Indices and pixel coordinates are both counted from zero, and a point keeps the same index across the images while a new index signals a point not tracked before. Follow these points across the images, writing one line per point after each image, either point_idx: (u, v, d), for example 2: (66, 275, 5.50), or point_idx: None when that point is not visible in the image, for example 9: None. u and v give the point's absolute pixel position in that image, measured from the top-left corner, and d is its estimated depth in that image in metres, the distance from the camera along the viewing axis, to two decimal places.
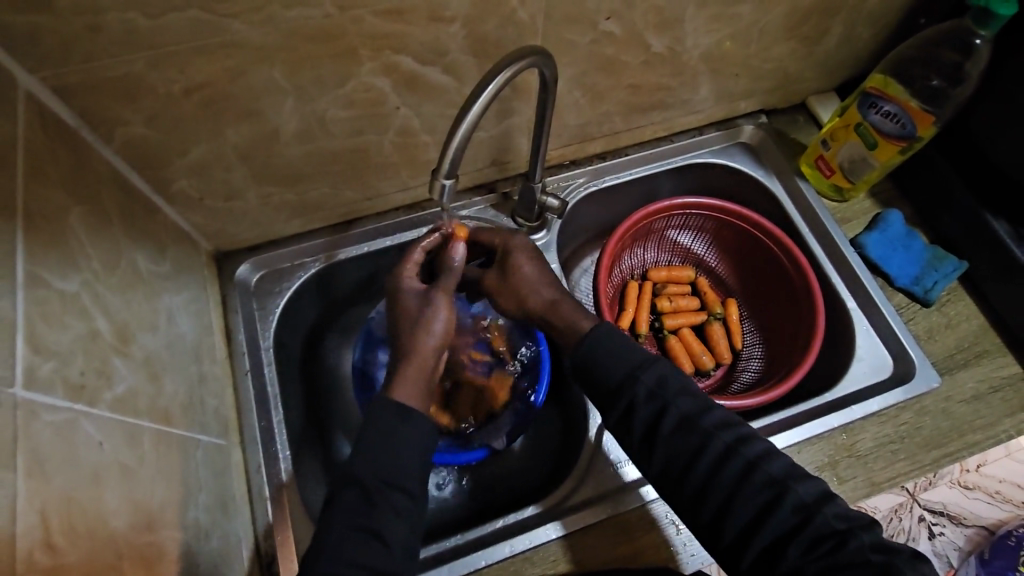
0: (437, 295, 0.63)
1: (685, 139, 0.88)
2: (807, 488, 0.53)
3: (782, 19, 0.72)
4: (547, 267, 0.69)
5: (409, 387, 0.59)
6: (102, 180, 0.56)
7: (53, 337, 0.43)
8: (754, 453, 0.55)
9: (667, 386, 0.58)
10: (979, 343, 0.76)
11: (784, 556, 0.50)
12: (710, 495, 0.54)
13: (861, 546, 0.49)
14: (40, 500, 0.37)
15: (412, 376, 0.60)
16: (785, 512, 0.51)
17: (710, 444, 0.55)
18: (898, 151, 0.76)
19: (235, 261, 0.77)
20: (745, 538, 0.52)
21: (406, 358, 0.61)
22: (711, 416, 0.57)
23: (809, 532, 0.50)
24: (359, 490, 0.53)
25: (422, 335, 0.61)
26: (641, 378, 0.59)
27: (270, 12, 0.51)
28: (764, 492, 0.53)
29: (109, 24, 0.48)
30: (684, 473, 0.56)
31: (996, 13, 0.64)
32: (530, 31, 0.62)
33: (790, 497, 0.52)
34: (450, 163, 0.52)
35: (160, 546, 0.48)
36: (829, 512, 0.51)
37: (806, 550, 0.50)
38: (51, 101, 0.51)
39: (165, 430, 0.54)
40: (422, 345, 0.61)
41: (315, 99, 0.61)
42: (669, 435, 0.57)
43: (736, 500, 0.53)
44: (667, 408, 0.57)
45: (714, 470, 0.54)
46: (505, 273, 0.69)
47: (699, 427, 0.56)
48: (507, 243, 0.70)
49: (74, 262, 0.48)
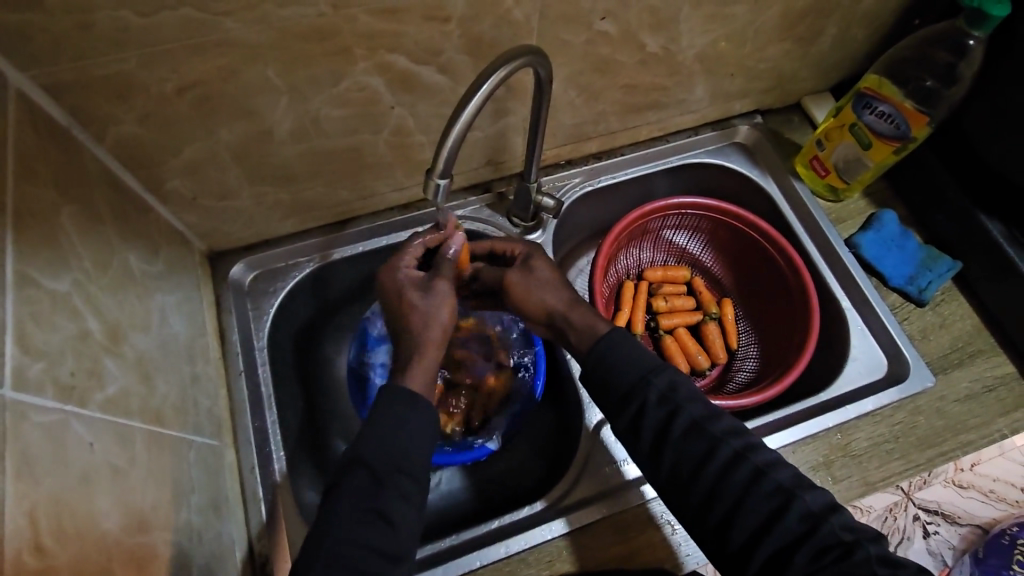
0: (441, 283, 0.62)
1: (681, 139, 0.88)
2: (815, 497, 0.53)
3: (777, 20, 0.72)
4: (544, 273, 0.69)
5: (419, 374, 0.58)
6: (94, 180, 0.56)
7: (43, 337, 0.43)
8: (762, 460, 0.55)
9: (679, 392, 0.58)
10: (972, 343, 0.76)
11: (791, 565, 0.50)
12: (717, 501, 0.54)
13: (868, 557, 0.48)
14: (29, 502, 0.37)
15: (427, 363, 0.59)
16: (792, 521, 0.51)
17: (717, 448, 0.56)
18: (892, 151, 0.76)
19: (229, 262, 0.77)
20: (750, 544, 0.52)
21: (416, 352, 0.59)
22: (718, 422, 0.57)
23: (817, 541, 0.50)
24: (367, 469, 0.53)
25: (433, 327, 0.59)
26: (652, 381, 0.59)
27: (264, 10, 0.51)
28: (773, 499, 0.53)
29: (100, 23, 0.47)
30: (690, 477, 0.55)
31: (988, 14, 0.63)
32: (525, 30, 0.62)
33: (797, 506, 0.52)
34: (444, 163, 0.52)
35: (152, 548, 0.48)
36: (836, 522, 0.51)
37: (813, 558, 0.50)
38: (43, 100, 0.51)
39: (158, 431, 0.54)
40: (433, 334, 0.59)
41: (310, 99, 0.61)
42: (679, 441, 0.56)
43: (743, 506, 0.53)
44: (677, 412, 0.57)
45: (720, 476, 0.54)
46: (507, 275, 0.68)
47: (708, 432, 0.56)
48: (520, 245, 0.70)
49: (65, 262, 0.48)
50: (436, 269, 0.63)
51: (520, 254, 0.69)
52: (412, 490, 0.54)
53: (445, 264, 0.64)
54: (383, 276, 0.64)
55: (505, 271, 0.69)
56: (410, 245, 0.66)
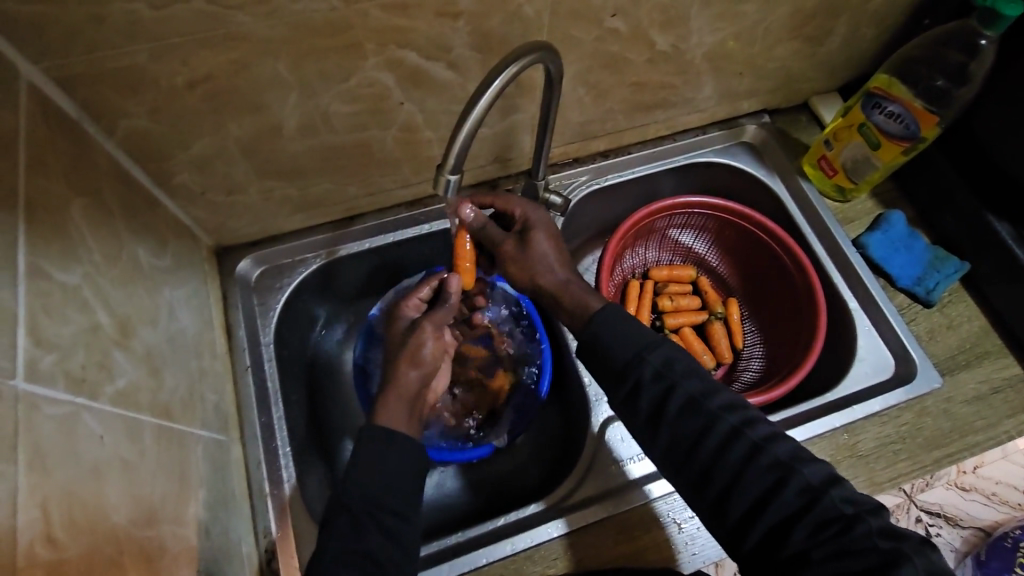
0: (426, 325, 0.66)
1: (687, 139, 0.88)
2: (813, 470, 0.52)
3: (788, 18, 0.72)
4: (559, 245, 0.68)
5: (392, 412, 0.60)
6: (104, 172, 0.55)
7: (55, 329, 0.42)
8: (759, 435, 0.54)
9: (674, 367, 0.57)
10: (979, 344, 0.76)
11: (790, 540, 0.49)
12: (715, 476, 0.54)
13: (869, 531, 0.48)
14: (41, 495, 0.36)
15: (392, 401, 0.60)
16: (791, 494, 0.51)
17: (718, 424, 0.55)
18: (901, 151, 0.75)
19: (236, 257, 0.77)
20: (748, 520, 0.52)
21: (387, 387, 0.62)
22: (717, 398, 0.56)
23: (814, 515, 0.49)
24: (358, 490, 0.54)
25: (406, 362, 0.64)
26: (649, 357, 0.58)
27: (277, 4, 0.51)
28: (770, 475, 0.52)
29: (113, 14, 0.47)
30: (689, 454, 0.55)
31: (1002, 14, 0.63)
32: (536, 26, 0.61)
33: (796, 480, 0.51)
34: (455, 159, 0.52)
35: (161, 542, 0.48)
36: (836, 495, 0.50)
37: (812, 532, 0.49)
38: (54, 93, 0.50)
39: (167, 425, 0.54)
40: (410, 373, 0.63)
41: (319, 93, 0.61)
42: (675, 418, 0.56)
43: (743, 478, 0.52)
44: (674, 389, 0.56)
45: (719, 452, 0.54)
46: (523, 243, 0.67)
47: (705, 408, 0.55)
48: (531, 212, 0.69)
49: (75, 255, 0.47)
50: (431, 312, 0.68)
51: (521, 216, 0.69)
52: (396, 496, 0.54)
53: (442, 308, 0.68)
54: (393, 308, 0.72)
55: (501, 241, 0.69)
56: (418, 288, 0.71)
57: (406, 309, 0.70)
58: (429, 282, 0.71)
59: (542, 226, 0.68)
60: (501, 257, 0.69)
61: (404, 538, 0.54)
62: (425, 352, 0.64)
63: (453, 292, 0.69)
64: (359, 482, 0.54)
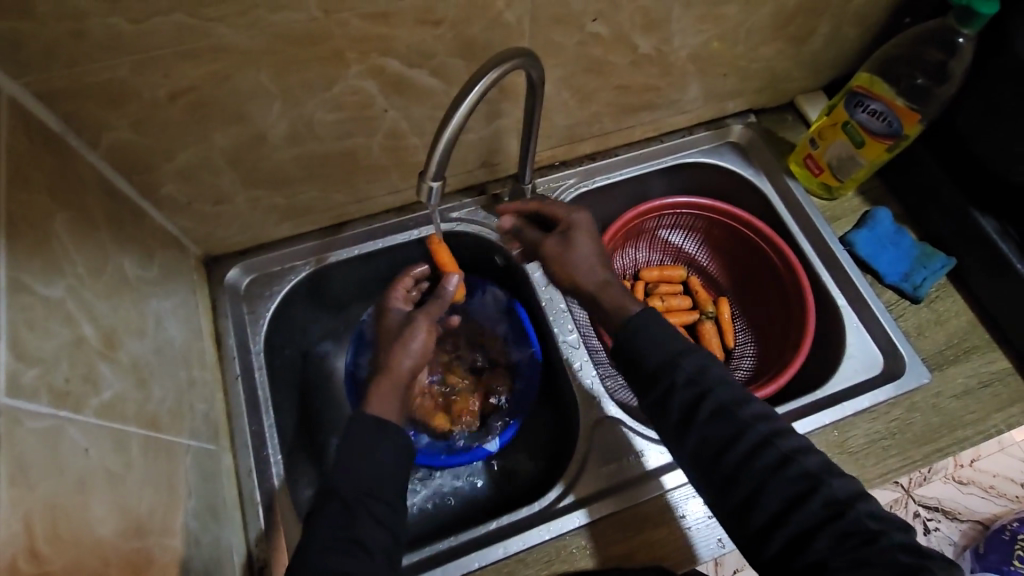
0: (419, 318, 0.67)
1: (674, 140, 0.88)
2: (842, 484, 0.52)
3: (770, 19, 0.73)
4: (601, 247, 0.69)
5: (384, 400, 0.60)
6: (88, 186, 0.56)
7: (37, 343, 0.43)
8: (789, 447, 0.54)
9: (709, 374, 0.58)
10: (968, 340, 0.76)
11: (811, 548, 0.49)
12: (740, 483, 0.54)
13: (890, 546, 0.48)
14: (24, 508, 0.37)
15: (385, 390, 0.61)
16: (816, 506, 0.51)
17: (746, 432, 0.55)
18: (884, 150, 0.76)
19: (225, 266, 0.77)
20: (770, 526, 0.52)
21: (381, 375, 0.62)
22: (748, 408, 0.56)
23: (839, 526, 0.50)
24: (341, 499, 0.53)
25: (399, 353, 0.64)
26: (683, 362, 0.58)
27: (256, 15, 0.51)
28: (800, 483, 0.52)
29: (93, 29, 0.47)
30: (715, 459, 0.55)
31: (978, 13, 0.63)
32: (517, 33, 0.62)
33: (825, 490, 0.51)
34: (437, 166, 0.53)
35: (149, 552, 0.48)
36: (862, 511, 0.50)
37: (835, 542, 0.49)
38: (37, 107, 0.51)
39: (154, 436, 0.54)
40: (404, 361, 0.63)
41: (303, 102, 0.61)
42: (705, 422, 0.56)
43: (764, 490, 0.53)
44: (706, 395, 0.57)
45: (746, 459, 0.54)
46: (567, 240, 0.69)
47: (734, 415, 0.56)
48: (572, 213, 0.71)
49: (59, 269, 0.48)
50: (424, 306, 0.69)
51: (564, 218, 0.71)
52: (386, 502, 0.55)
53: (437, 301, 0.70)
54: (381, 301, 0.74)
55: (544, 240, 0.71)
56: (398, 282, 0.74)
57: (396, 300, 0.73)
58: (405, 275, 0.75)
59: (584, 226, 0.70)
60: (542, 254, 0.71)
61: (396, 543, 0.54)
62: (414, 343, 0.65)
63: (450, 286, 0.72)
64: (347, 480, 0.54)
